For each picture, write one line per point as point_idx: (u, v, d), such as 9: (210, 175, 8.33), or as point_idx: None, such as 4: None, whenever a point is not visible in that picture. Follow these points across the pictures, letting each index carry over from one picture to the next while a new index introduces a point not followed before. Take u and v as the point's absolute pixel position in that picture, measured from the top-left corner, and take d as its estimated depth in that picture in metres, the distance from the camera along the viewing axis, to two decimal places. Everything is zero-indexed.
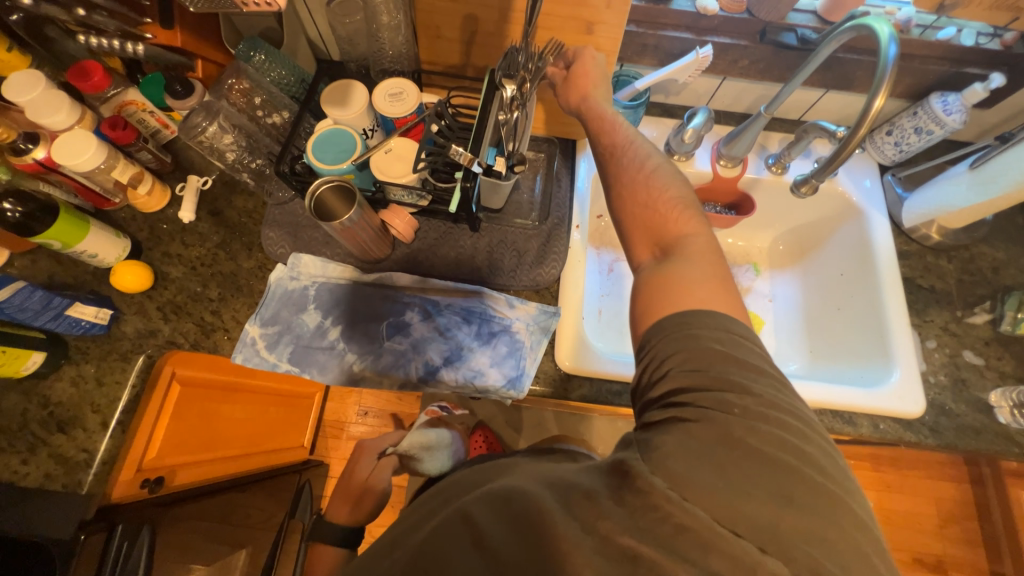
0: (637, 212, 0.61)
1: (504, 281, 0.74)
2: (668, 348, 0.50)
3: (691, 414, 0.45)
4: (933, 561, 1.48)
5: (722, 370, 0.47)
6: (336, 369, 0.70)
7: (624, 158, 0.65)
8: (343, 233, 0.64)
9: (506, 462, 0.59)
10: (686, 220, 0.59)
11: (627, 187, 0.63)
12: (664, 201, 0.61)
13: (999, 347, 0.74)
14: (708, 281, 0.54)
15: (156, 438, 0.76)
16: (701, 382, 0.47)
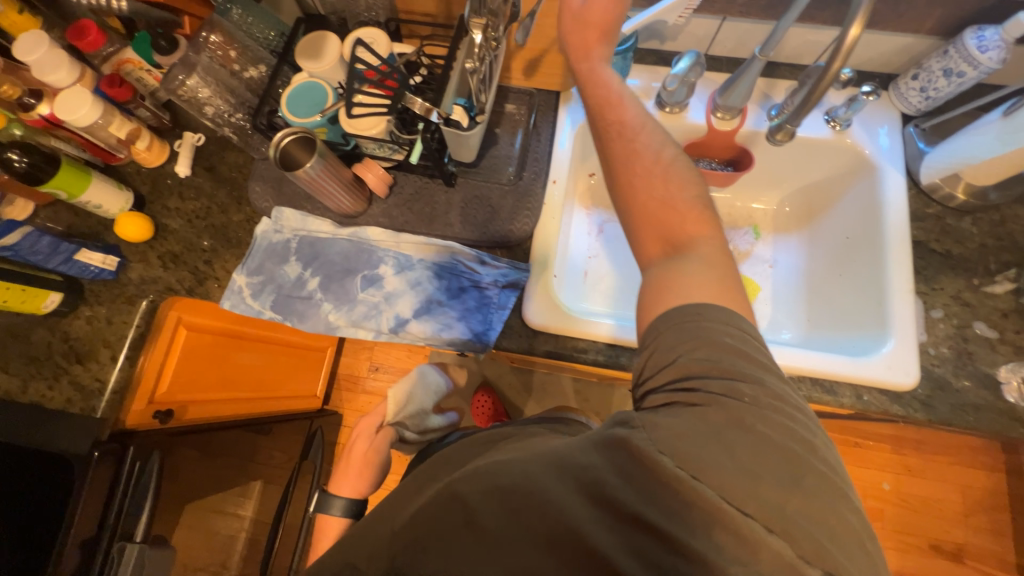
0: (647, 199, 0.56)
1: (476, 236, 0.74)
2: (677, 338, 0.46)
3: (698, 404, 0.43)
4: (953, 550, 1.40)
5: (733, 364, 0.45)
6: (314, 318, 0.73)
7: (636, 140, 0.60)
8: (309, 183, 0.67)
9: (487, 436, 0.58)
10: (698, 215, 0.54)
11: (637, 174, 0.57)
12: (673, 189, 0.56)
13: (1019, 319, 0.67)
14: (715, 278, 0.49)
15: (166, 374, 0.85)
16: (715, 374, 0.44)
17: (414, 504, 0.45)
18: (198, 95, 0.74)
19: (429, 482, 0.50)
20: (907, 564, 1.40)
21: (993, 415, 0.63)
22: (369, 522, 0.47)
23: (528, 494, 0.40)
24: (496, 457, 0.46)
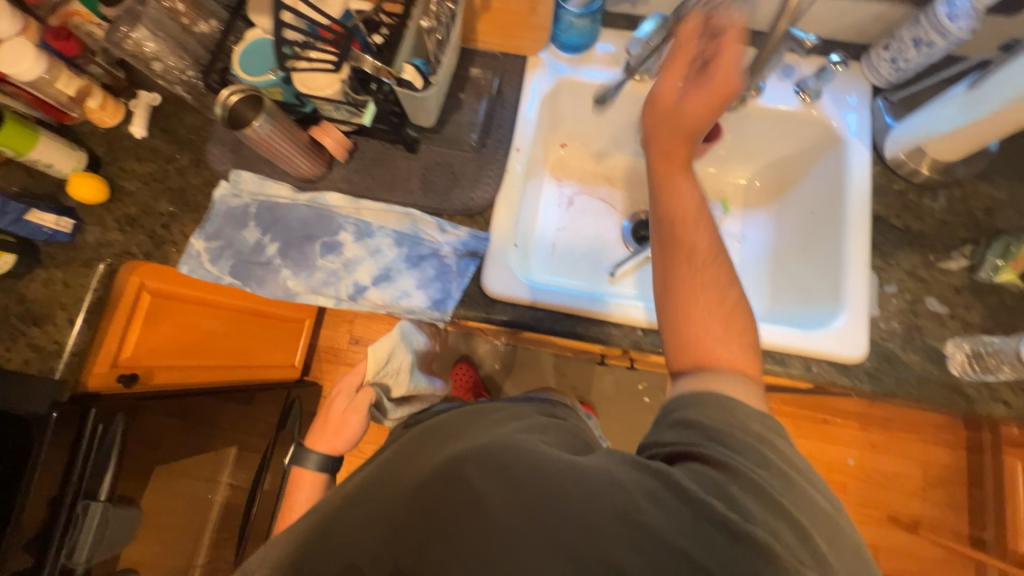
0: (695, 332, 0.54)
1: (436, 204, 0.73)
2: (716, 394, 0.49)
3: (721, 457, 0.46)
4: (909, 521, 1.46)
5: (755, 428, 0.48)
6: (273, 285, 0.73)
7: (702, 273, 0.55)
8: (259, 144, 0.65)
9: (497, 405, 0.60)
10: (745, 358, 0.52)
11: (693, 313, 0.54)
12: (722, 323, 0.54)
13: (970, 295, 0.68)
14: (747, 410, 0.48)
15: (130, 338, 0.85)
16: (742, 434, 0.47)
17: (424, 466, 0.49)
18: (143, 50, 0.70)
19: (435, 443, 0.53)
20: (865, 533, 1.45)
21: (936, 389, 0.65)
22: (371, 479, 0.51)
23: (545, 492, 0.42)
24: (509, 435, 0.49)
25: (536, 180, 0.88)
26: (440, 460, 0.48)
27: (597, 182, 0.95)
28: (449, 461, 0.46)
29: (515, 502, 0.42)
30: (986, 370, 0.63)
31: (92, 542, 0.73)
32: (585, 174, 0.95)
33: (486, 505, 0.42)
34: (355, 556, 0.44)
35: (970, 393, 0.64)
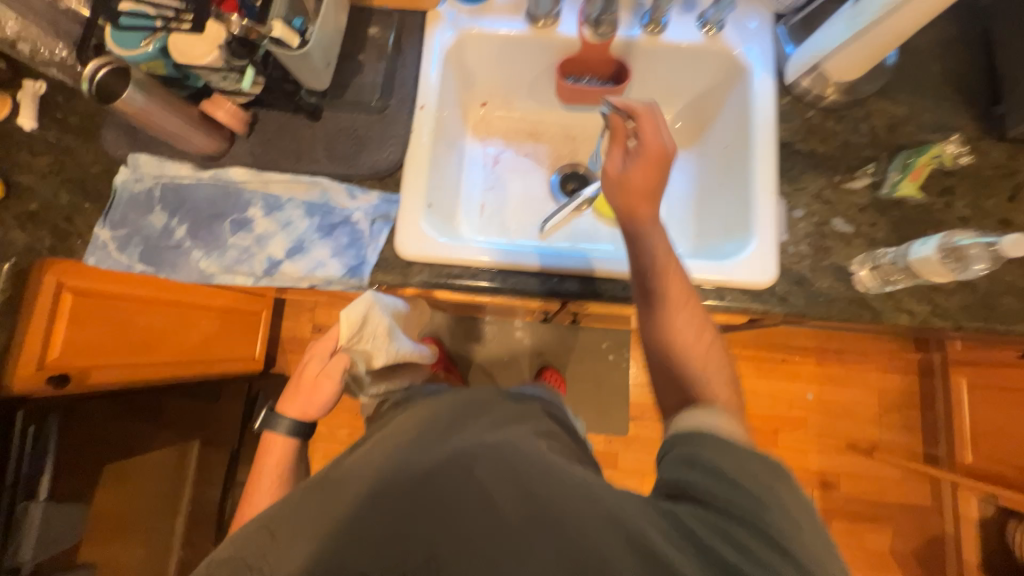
0: (690, 372, 0.56)
1: (344, 170, 0.72)
2: (713, 425, 0.51)
3: (717, 472, 0.47)
4: (867, 446, 1.52)
5: (769, 458, 0.47)
6: (186, 268, 0.71)
7: (681, 324, 0.58)
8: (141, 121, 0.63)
9: (488, 397, 0.64)
10: (723, 383, 0.56)
11: (682, 361, 0.57)
12: (711, 366, 0.57)
13: (874, 212, 0.69)
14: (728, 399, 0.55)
15: (56, 340, 0.83)
16: (744, 458, 0.48)
17: (421, 459, 0.49)
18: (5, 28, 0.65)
19: (429, 433, 0.55)
20: (827, 462, 1.52)
21: (843, 306, 0.67)
22: (359, 462, 0.51)
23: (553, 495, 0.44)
24: (518, 439, 0.52)
25: (456, 139, 0.87)
26: (440, 453, 0.50)
27: (521, 139, 0.94)
28: (451, 457, 0.48)
29: (523, 503, 0.43)
30: (887, 281, 0.65)
31: (36, 541, 0.74)
32: (508, 131, 0.94)
33: (497, 509, 0.43)
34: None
35: (876, 306, 0.66)
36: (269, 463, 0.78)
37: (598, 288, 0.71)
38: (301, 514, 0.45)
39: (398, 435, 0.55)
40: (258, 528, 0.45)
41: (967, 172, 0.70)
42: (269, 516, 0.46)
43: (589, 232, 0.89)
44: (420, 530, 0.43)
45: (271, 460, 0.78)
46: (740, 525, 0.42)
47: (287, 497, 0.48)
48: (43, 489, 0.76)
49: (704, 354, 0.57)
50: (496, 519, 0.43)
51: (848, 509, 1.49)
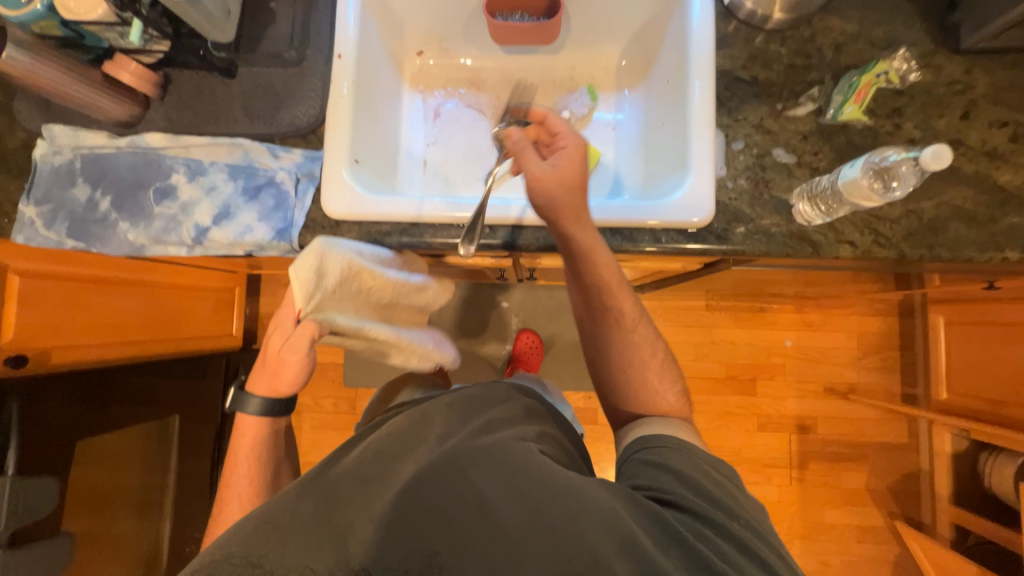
0: (642, 373, 0.69)
1: (264, 129, 0.70)
2: (665, 447, 0.61)
3: (666, 486, 0.56)
4: (845, 389, 1.53)
5: (710, 477, 0.56)
6: (115, 241, 0.70)
7: (631, 333, 0.69)
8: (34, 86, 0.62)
9: (483, 400, 0.68)
10: (668, 378, 0.70)
11: (633, 364, 0.69)
12: (655, 365, 0.70)
13: (818, 140, 0.66)
14: (670, 391, 0.69)
15: (8, 320, 0.84)
16: (688, 475, 0.56)
17: (424, 468, 0.55)
18: None
19: (425, 446, 0.60)
20: (805, 406, 1.53)
21: (783, 240, 0.64)
22: (356, 467, 0.57)
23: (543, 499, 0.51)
24: (512, 442, 0.58)
25: (390, 94, 0.83)
26: (438, 465, 0.55)
27: (463, 89, 0.89)
28: (448, 464, 0.55)
29: (517, 506, 0.50)
30: (829, 212, 0.62)
31: (8, 514, 0.75)
32: (448, 82, 0.89)
33: (491, 511, 0.50)
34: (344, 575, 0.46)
35: (817, 239, 0.64)
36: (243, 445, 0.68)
37: (530, 237, 0.70)
38: (301, 513, 0.51)
39: (397, 445, 0.61)
40: (256, 519, 0.51)
41: (918, 90, 0.66)
42: (275, 508, 0.52)
43: None
44: (429, 533, 0.49)
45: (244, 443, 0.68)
46: (687, 527, 0.51)
47: (286, 494, 0.54)
48: (10, 463, 0.77)
49: (652, 354, 0.70)
50: (495, 522, 0.49)
51: (826, 451, 1.52)
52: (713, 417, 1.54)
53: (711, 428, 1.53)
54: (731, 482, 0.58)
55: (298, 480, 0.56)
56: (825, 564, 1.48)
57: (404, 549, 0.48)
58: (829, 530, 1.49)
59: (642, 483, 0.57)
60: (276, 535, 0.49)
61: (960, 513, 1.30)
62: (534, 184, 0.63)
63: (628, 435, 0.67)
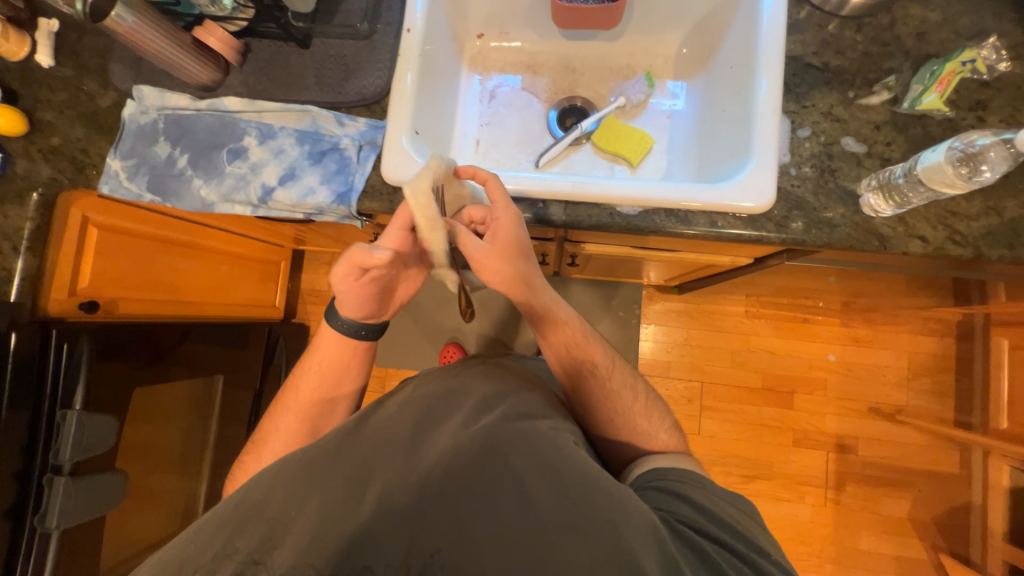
0: (630, 418, 0.72)
1: (332, 98, 0.73)
2: (682, 480, 0.62)
3: (688, 515, 0.57)
4: (891, 411, 1.45)
5: (729, 511, 0.59)
6: (189, 196, 0.75)
7: (610, 383, 0.73)
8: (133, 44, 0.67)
9: (511, 383, 0.68)
10: (655, 415, 0.73)
11: (619, 413, 0.72)
12: (640, 408, 0.73)
13: (891, 130, 0.63)
14: (660, 429, 0.72)
15: (86, 269, 0.89)
16: (708, 507, 0.58)
17: (461, 444, 0.56)
18: None
19: (462, 415, 0.61)
20: (846, 425, 1.46)
21: (848, 232, 0.62)
22: (396, 427, 0.60)
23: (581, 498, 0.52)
24: (550, 435, 0.58)
25: (450, 73, 0.85)
26: (478, 444, 0.56)
27: (521, 72, 0.90)
28: (489, 448, 0.56)
29: (557, 504, 0.52)
30: (900, 203, 0.60)
31: (75, 443, 0.80)
32: (505, 65, 0.91)
33: (528, 502, 0.52)
34: (366, 553, 0.49)
35: (884, 232, 0.62)
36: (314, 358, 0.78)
37: (583, 213, 0.69)
38: (342, 467, 0.55)
39: (438, 408, 0.62)
40: (303, 465, 0.56)
41: (1007, 83, 0.63)
42: (321, 458, 0.57)
43: (586, 167, 0.85)
44: (457, 511, 0.51)
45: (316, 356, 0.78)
46: (718, 555, 0.53)
47: (329, 444, 0.58)
48: (78, 399, 0.83)
49: (635, 398, 0.73)
50: (524, 510, 0.51)
51: (866, 473, 1.44)
52: (745, 428, 1.49)
53: (744, 438, 1.48)
54: (748, 514, 0.60)
55: (345, 429, 0.60)
56: None
57: (404, 551, 0.49)
58: (864, 558, 1.41)
59: (663, 508, 0.58)
60: (319, 485, 0.54)
61: (1014, 551, 1.21)
62: (478, 267, 0.64)
63: (644, 463, 0.68)
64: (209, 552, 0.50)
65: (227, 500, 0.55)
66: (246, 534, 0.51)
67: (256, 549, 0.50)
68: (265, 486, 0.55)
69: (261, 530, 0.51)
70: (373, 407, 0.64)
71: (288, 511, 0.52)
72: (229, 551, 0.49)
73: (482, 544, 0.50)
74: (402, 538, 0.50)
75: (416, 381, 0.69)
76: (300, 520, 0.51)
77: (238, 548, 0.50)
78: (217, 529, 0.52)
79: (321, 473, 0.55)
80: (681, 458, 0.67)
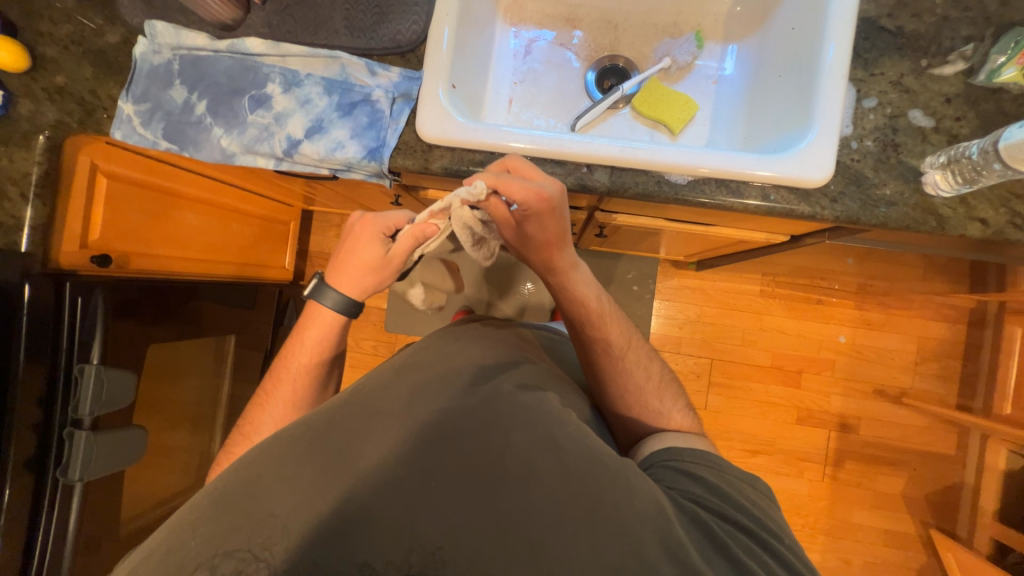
0: (641, 397, 0.68)
1: (365, 45, 0.69)
2: (698, 461, 0.58)
3: (701, 495, 0.53)
4: (896, 393, 1.47)
5: (745, 494, 0.55)
6: (208, 146, 0.70)
7: (623, 360, 0.69)
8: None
9: (511, 357, 0.63)
10: (669, 395, 0.70)
11: (631, 389, 0.69)
12: (653, 386, 0.69)
13: (962, 105, 0.62)
14: (674, 409, 0.68)
15: (96, 218, 0.85)
16: (724, 489, 0.54)
17: (460, 417, 0.52)
18: None
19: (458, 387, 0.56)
20: (851, 405, 1.49)
21: (906, 210, 0.60)
22: (389, 393, 0.55)
23: (588, 479, 0.48)
24: (553, 410, 0.55)
25: (485, 24, 0.79)
26: (478, 419, 0.52)
27: (559, 26, 0.84)
28: (490, 423, 0.52)
29: (561, 486, 0.48)
30: (968, 182, 0.57)
31: (93, 398, 0.79)
32: (544, 16, 0.84)
33: (533, 480, 0.48)
34: (366, 529, 0.45)
35: (944, 213, 0.59)
36: (313, 337, 0.70)
37: (629, 180, 0.65)
38: (333, 439, 0.51)
39: (430, 375, 0.58)
40: (298, 435, 0.51)
41: None
42: (314, 429, 0.52)
43: (625, 133, 0.80)
44: (458, 491, 0.47)
45: (315, 336, 0.70)
46: (732, 536, 0.49)
47: (319, 415, 0.53)
48: (95, 352, 0.81)
49: (649, 377, 0.70)
50: (531, 493, 0.47)
51: (865, 452, 1.48)
52: (752, 404, 1.51)
53: (750, 415, 1.50)
54: (767, 501, 0.56)
55: (338, 400, 0.56)
56: (846, 563, 1.46)
57: (405, 548, 0.44)
58: (856, 530, 1.46)
59: (673, 487, 0.55)
60: (306, 461, 0.49)
61: (1002, 529, 1.26)
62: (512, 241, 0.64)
63: (656, 442, 0.64)
64: (195, 536, 0.45)
65: (218, 476, 0.49)
66: (234, 519, 0.45)
67: (246, 536, 0.44)
68: (252, 463, 0.49)
69: (251, 514, 0.46)
70: (365, 375, 0.60)
71: (275, 492, 0.47)
72: (218, 542, 0.44)
73: (480, 532, 0.45)
74: (401, 515, 0.46)
75: (409, 349, 0.64)
76: (289, 502, 0.46)
77: (234, 543, 0.44)
78: (205, 512, 0.46)
79: (310, 447, 0.50)
80: (696, 441, 0.63)
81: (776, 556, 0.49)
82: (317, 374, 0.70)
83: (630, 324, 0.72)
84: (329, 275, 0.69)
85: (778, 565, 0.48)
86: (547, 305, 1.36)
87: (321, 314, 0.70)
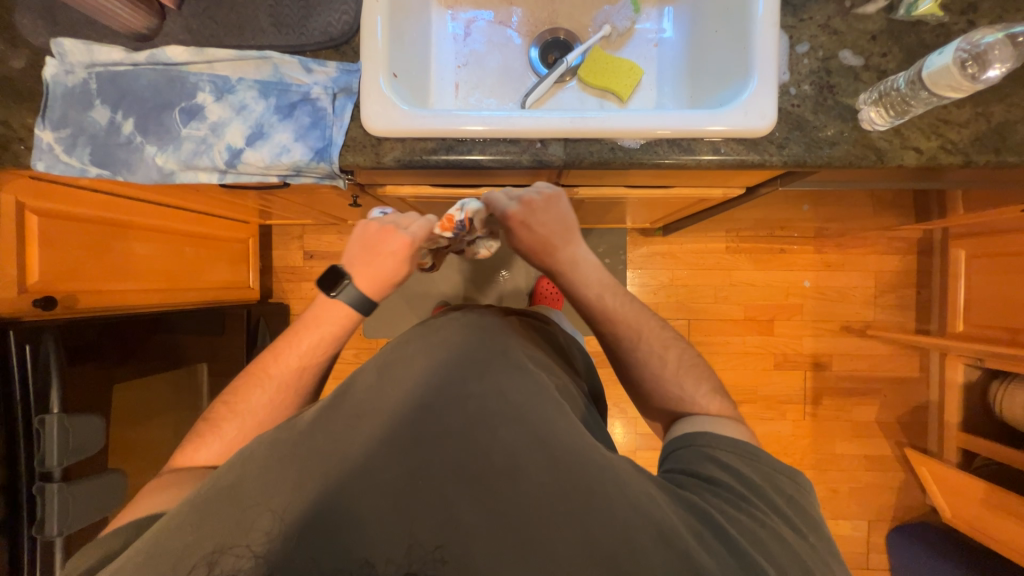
0: (663, 384, 0.69)
1: (296, 41, 0.67)
2: (733, 448, 0.58)
3: (729, 484, 0.54)
4: (861, 327, 1.56)
5: (776, 485, 0.55)
6: (143, 166, 0.66)
7: (640, 348, 0.71)
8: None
9: (499, 348, 0.63)
10: (692, 380, 0.69)
11: (651, 377, 0.70)
12: (678, 371, 0.70)
13: (886, 41, 0.64)
14: (700, 395, 0.68)
15: (30, 259, 0.80)
16: (751, 477, 0.55)
17: (446, 416, 0.51)
18: None
19: (447, 385, 0.55)
20: (822, 344, 1.56)
21: (847, 148, 0.62)
22: (379, 397, 0.54)
23: (580, 469, 0.49)
24: (539, 404, 0.55)
25: (419, 8, 0.77)
26: (464, 417, 0.52)
27: (495, 4, 0.82)
28: (478, 421, 0.51)
29: (551, 476, 0.48)
30: (900, 114, 0.59)
31: (60, 449, 0.75)
32: None
33: (523, 472, 0.48)
34: (358, 537, 0.43)
35: (881, 146, 0.62)
36: (311, 340, 0.68)
37: (584, 150, 0.66)
38: (318, 443, 0.49)
39: (416, 371, 0.57)
40: (275, 442, 0.50)
41: None
42: (294, 436, 0.50)
43: (575, 106, 0.80)
44: (448, 488, 0.46)
45: (312, 340, 0.68)
46: (742, 523, 0.49)
47: (305, 421, 0.52)
48: (54, 402, 0.76)
49: (665, 366, 0.70)
50: (519, 484, 0.47)
51: (839, 386, 1.56)
52: (732, 357, 1.56)
53: (730, 367, 1.56)
54: (802, 495, 0.55)
55: (324, 406, 0.54)
56: (834, 491, 1.55)
57: (404, 546, 0.42)
58: (840, 459, 1.55)
59: (700, 471, 0.56)
60: (289, 462, 0.47)
61: (969, 438, 1.36)
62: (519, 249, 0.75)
63: (690, 424, 0.65)
64: (180, 536, 0.43)
65: (201, 484, 0.48)
66: (222, 516, 0.44)
67: (234, 536, 0.43)
68: (235, 468, 0.48)
69: (230, 515, 0.44)
70: (354, 380, 0.58)
71: (260, 492, 0.45)
72: (204, 541, 0.42)
73: (471, 522, 0.45)
74: (392, 515, 0.44)
75: (389, 345, 0.64)
76: (280, 496, 0.45)
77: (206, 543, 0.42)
78: (184, 517, 0.45)
79: (291, 451, 0.48)
80: (728, 424, 0.63)
81: (789, 546, 0.48)
82: (303, 384, 0.68)
83: (657, 318, 0.74)
84: (347, 267, 0.69)
85: (792, 559, 0.47)
86: (524, 288, 1.37)
87: (329, 313, 0.68)
